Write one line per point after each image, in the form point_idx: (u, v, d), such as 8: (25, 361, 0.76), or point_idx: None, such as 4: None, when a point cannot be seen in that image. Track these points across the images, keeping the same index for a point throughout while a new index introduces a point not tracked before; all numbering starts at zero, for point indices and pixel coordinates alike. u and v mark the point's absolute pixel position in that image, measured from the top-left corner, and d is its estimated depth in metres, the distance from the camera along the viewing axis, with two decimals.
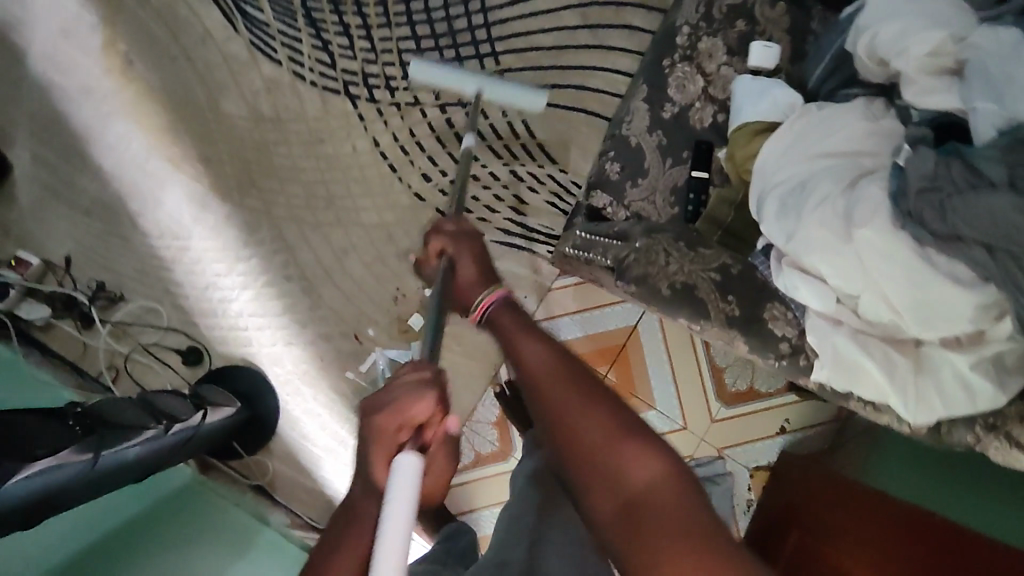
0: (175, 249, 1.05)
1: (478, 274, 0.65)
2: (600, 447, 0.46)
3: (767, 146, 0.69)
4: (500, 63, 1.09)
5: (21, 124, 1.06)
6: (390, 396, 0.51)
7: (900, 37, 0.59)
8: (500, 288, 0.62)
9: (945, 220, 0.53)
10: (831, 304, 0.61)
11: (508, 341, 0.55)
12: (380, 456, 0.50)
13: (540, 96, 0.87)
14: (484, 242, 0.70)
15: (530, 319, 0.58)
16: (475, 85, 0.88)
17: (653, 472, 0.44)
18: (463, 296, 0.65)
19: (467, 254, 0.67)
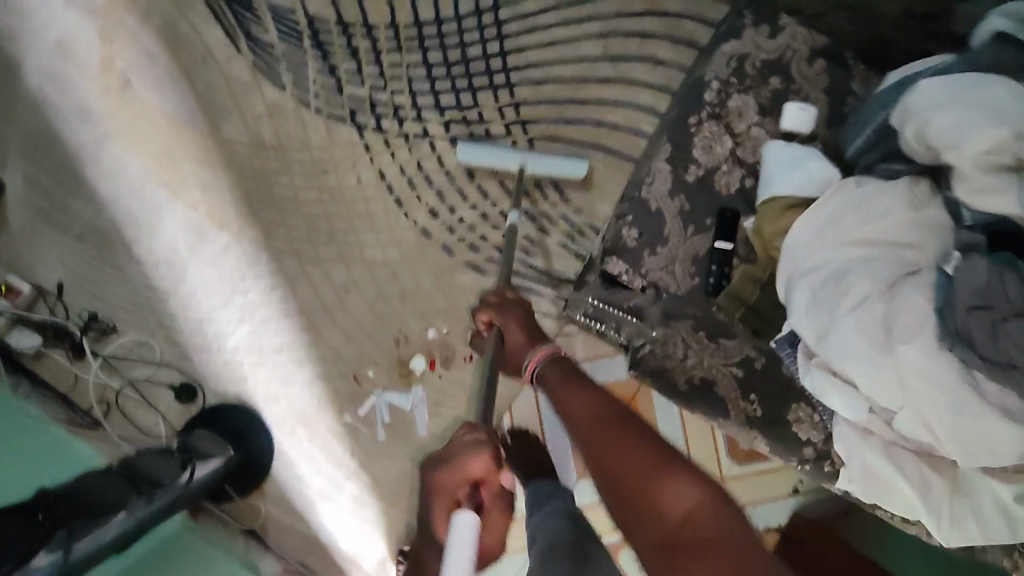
0: (170, 280, 1.01)
1: (525, 336, 0.75)
2: (647, 481, 0.52)
3: (801, 222, 0.63)
4: (514, 95, 1.04)
5: (12, 143, 1.02)
6: (451, 456, 0.61)
7: (956, 128, 0.54)
8: (547, 344, 0.71)
9: (996, 342, 0.49)
10: (864, 415, 0.56)
11: (553, 382, 0.66)
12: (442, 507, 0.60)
13: (582, 163, 0.99)
14: (528, 310, 0.79)
15: (572, 366, 0.68)
16: (519, 161, 0.99)
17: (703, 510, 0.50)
18: (514, 356, 0.75)
19: (512, 320, 0.77)
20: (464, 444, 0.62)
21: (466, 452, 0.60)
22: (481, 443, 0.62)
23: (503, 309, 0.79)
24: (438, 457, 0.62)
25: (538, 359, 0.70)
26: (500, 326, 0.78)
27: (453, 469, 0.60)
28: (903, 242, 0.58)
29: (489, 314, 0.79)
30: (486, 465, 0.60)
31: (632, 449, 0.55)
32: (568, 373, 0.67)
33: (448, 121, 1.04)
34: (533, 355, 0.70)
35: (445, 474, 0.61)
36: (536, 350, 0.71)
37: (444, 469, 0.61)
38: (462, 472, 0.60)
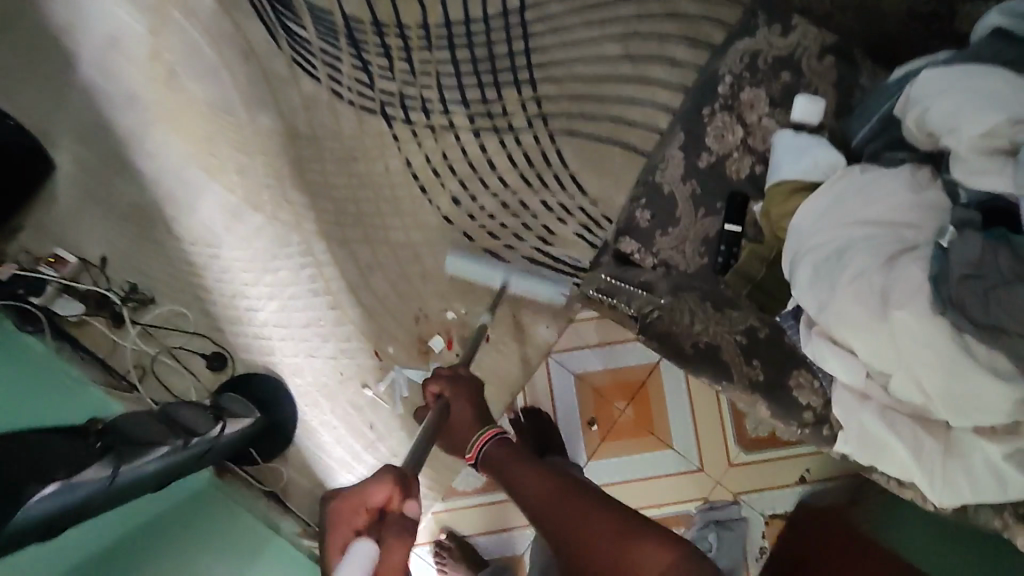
0: (207, 256, 1.07)
1: (474, 414, 0.81)
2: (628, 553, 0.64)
3: (806, 206, 0.67)
4: (537, 91, 1.09)
5: (65, 128, 1.09)
6: (358, 488, 0.62)
7: (953, 115, 0.58)
8: (494, 425, 0.80)
9: (988, 312, 0.51)
10: (861, 379, 0.60)
11: (508, 473, 0.75)
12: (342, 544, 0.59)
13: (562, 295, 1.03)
14: (477, 387, 0.85)
15: (518, 447, 0.78)
16: (502, 279, 1.03)
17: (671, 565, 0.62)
18: (459, 432, 0.81)
19: (463, 398, 0.82)
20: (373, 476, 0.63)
21: (366, 478, 0.62)
22: (381, 473, 0.63)
23: (458, 382, 0.84)
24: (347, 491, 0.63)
25: (483, 442, 0.78)
26: (450, 399, 0.82)
27: (353, 497, 0.61)
28: (903, 222, 0.62)
29: (442, 386, 0.83)
30: (387, 493, 0.62)
31: (602, 519, 0.67)
32: (514, 451, 0.76)
33: (472, 115, 1.09)
34: (478, 439, 0.78)
35: (343, 502, 0.62)
36: (482, 432, 0.79)
37: (343, 497, 0.62)
38: (363, 500, 0.61)
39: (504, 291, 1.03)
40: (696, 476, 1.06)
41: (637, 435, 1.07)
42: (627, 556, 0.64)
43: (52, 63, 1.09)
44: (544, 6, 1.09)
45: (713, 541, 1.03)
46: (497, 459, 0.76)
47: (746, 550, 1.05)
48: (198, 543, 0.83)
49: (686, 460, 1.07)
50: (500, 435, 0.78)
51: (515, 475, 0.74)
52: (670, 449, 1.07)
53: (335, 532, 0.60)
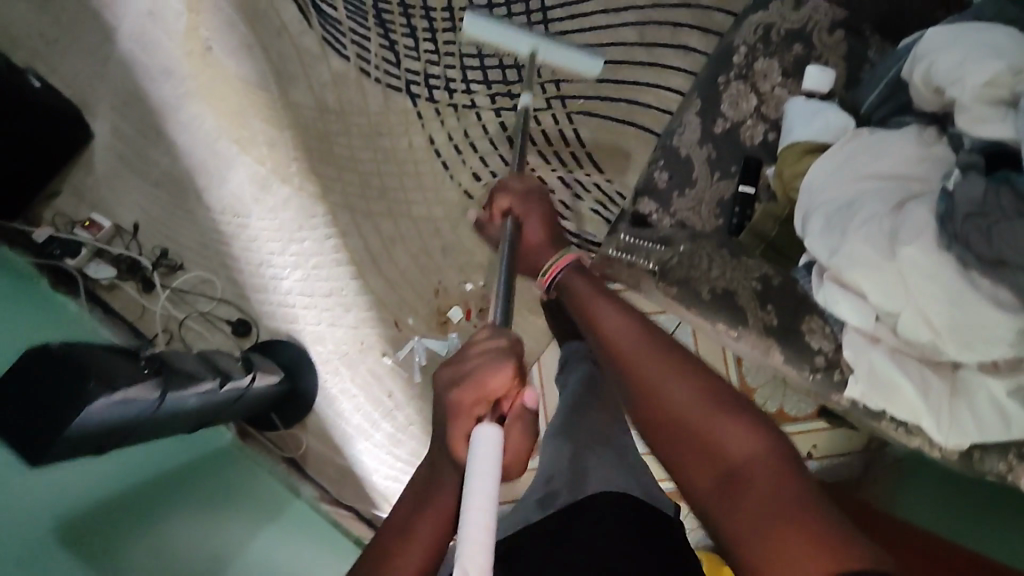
0: (235, 225, 1.11)
1: (546, 236, 0.83)
2: (699, 416, 0.54)
3: (817, 166, 0.71)
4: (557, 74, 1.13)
5: (104, 99, 1.14)
6: (470, 366, 0.56)
7: (958, 66, 0.61)
8: (569, 254, 0.77)
9: (992, 245, 0.54)
10: (871, 321, 0.62)
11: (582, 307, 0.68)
12: (461, 428, 0.56)
13: (595, 59, 0.95)
14: (547, 205, 0.87)
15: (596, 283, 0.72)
16: (530, 44, 0.96)
17: (761, 450, 0.50)
18: (532, 255, 0.83)
19: (535, 217, 0.85)
20: (486, 355, 0.57)
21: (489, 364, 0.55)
22: (500, 358, 0.56)
23: (527, 200, 0.86)
24: (457, 367, 0.57)
25: (560, 268, 0.76)
26: (520, 215, 0.85)
27: (473, 385, 0.55)
28: (910, 176, 0.65)
29: (512, 203, 0.86)
30: (509, 383, 0.56)
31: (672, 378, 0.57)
32: (599, 289, 0.70)
33: (494, 94, 1.14)
34: (554, 264, 0.76)
35: (466, 391, 0.55)
36: (558, 257, 0.77)
37: (463, 386, 0.55)
38: (484, 388, 0.55)
39: (534, 60, 0.97)
40: None
41: None
42: (716, 430, 0.52)
43: (94, 36, 1.14)
44: None
45: None
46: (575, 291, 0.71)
47: None
48: (196, 509, 0.78)
49: None
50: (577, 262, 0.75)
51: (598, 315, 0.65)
52: None
53: (455, 422, 0.56)
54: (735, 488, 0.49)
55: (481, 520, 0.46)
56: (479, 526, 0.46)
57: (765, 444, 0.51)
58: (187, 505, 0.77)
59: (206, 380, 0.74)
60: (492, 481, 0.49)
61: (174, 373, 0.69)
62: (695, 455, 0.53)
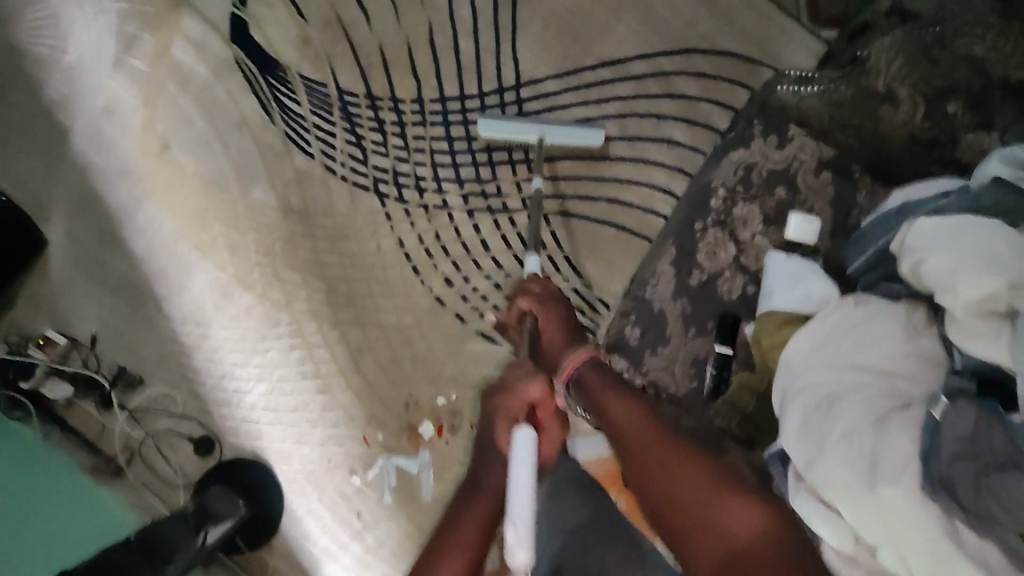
0: (195, 335, 1.06)
1: (562, 338, 0.84)
2: (705, 500, 0.57)
3: (797, 340, 0.65)
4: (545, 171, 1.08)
5: (60, 202, 1.08)
6: (511, 382, 0.71)
7: (949, 274, 0.55)
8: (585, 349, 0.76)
9: (979, 498, 0.50)
10: (850, 543, 0.57)
11: (594, 396, 0.70)
12: (503, 426, 0.69)
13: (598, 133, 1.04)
14: (565, 305, 0.87)
15: (611, 374, 0.73)
16: (538, 133, 1.03)
17: (757, 525, 0.54)
18: (548, 353, 0.84)
19: (552, 317, 0.85)
20: (523, 374, 0.72)
21: (523, 378, 0.70)
22: (535, 373, 0.72)
23: (546, 303, 0.87)
24: (501, 385, 0.73)
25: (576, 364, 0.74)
26: (538, 317, 0.86)
27: (512, 395, 0.70)
28: (897, 372, 0.60)
29: (531, 301, 0.87)
30: (543, 389, 0.71)
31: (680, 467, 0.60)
32: (607, 377, 0.72)
33: (466, 193, 1.09)
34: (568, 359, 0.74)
35: (506, 398, 0.70)
36: (570, 355, 0.75)
37: (505, 395, 0.71)
38: (522, 397, 0.70)
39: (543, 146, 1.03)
40: None
41: None
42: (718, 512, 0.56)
43: (47, 134, 1.08)
44: (540, 82, 1.09)
45: None
46: (589, 381, 0.72)
47: None
48: None
49: None
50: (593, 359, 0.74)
51: (601, 398, 0.69)
52: None
53: (499, 423, 0.70)
54: (738, 568, 0.52)
55: (523, 498, 0.57)
56: (524, 506, 0.56)
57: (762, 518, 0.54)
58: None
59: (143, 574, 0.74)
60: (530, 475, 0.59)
61: None
62: (699, 535, 0.56)
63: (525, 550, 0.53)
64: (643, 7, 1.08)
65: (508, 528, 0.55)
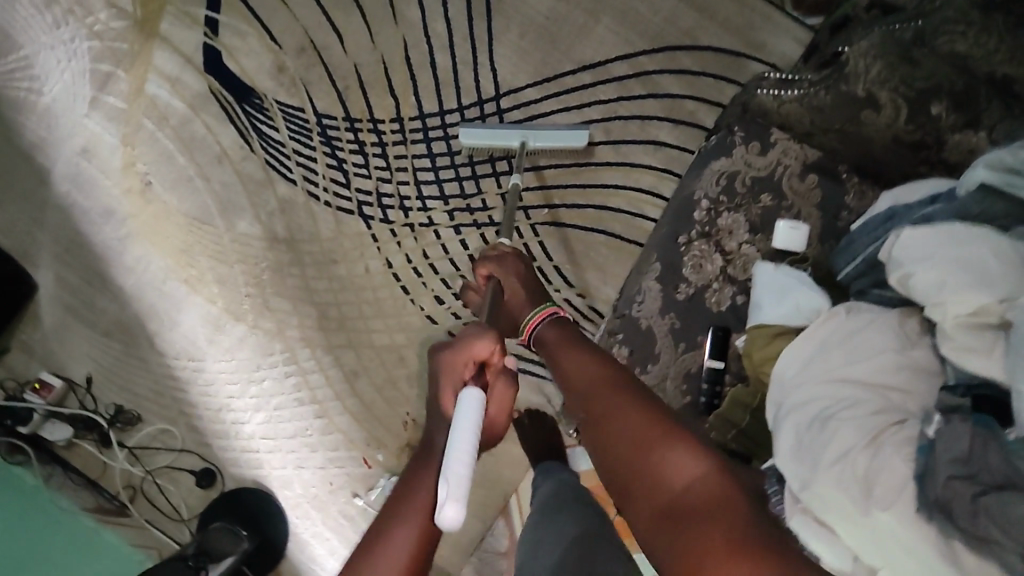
0: (189, 369, 1.06)
1: (524, 289, 0.82)
2: (647, 447, 0.54)
3: (790, 354, 0.65)
4: (540, 177, 1.07)
5: (45, 247, 1.07)
6: (459, 340, 0.66)
7: (937, 288, 0.54)
8: (549, 307, 0.77)
9: (977, 520, 0.48)
10: (849, 563, 0.56)
11: (554, 352, 0.70)
12: (448, 386, 0.64)
13: (582, 133, 1.01)
14: (524, 263, 0.85)
15: (569, 333, 0.72)
16: (519, 137, 1.00)
17: (702, 478, 0.51)
18: (511, 311, 0.82)
19: (511, 273, 0.83)
20: (472, 330, 0.67)
21: (471, 336, 0.64)
22: (485, 330, 0.66)
23: (503, 261, 0.85)
24: (447, 342, 0.67)
25: (538, 322, 0.76)
26: (500, 279, 0.83)
27: (459, 351, 0.65)
28: (891, 385, 0.59)
29: (490, 268, 0.85)
30: (491, 348, 0.65)
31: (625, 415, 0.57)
32: (568, 335, 0.71)
33: (452, 209, 1.07)
34: (534, 317, 0.76)
35: (452, 355, 0.65)
36: (536, 312, 0.77)
37: (451, 351, 0.65)
38: (468, 354, 0.64)
39: (526, 149, 1.01)
40: None
41: None
42: (662, 460, 0.53)
43: (28, 180, 1.08)
44: (519, 92, 1.07)
45: None
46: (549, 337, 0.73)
47: None
48: None
49: None
50: (556, 315, 0.76)
51: (565, 355, 0.67)
52: None
53: (445, 381, 0.64)
54: (675, 518, 0.49)
55: (462, 454, 0.52)
56: (461, 461, 0.51)
57: (706, 471, 0.51)
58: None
59: None
60: (473, 433, 0.54)
61: None
62: (637, 483, 0.53)
63: (455, 505, 0.48)
64: (621, 8, 1.06)
65: (441, 482, 0.50)
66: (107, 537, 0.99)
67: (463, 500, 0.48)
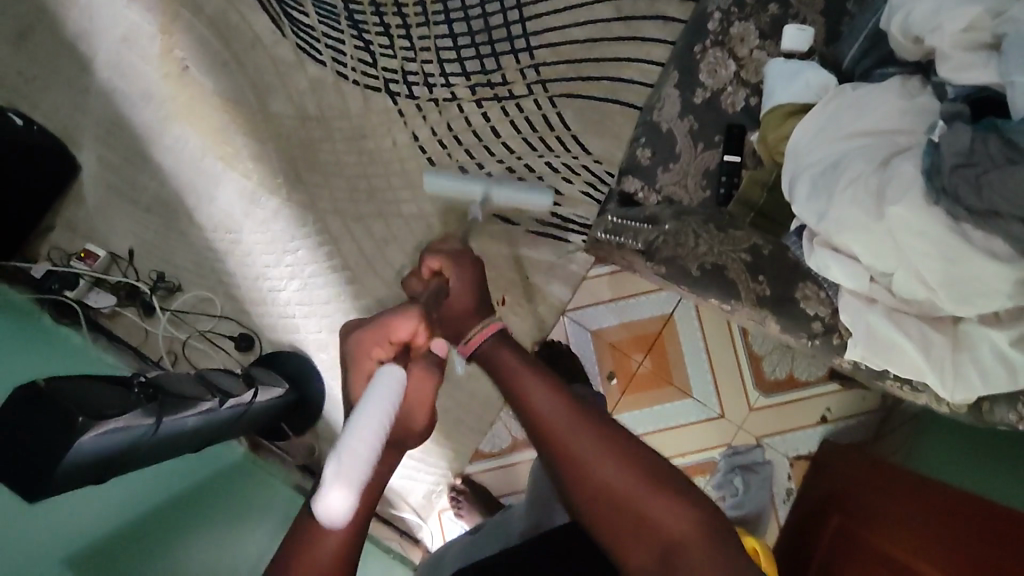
0: (228, 242, 1.12)
1: (474, 300, 0.72)
2: (639, 502, 0.54)
3: (798, 128, 0.68)
4: (535, 58, 1.11)
5: (88, 130, 1.13)
6: (377, 320, 0.64)
7: (936, 14, 0.60)
8: (496, 321, 0.69)
9: (981, 196, 0.53)
10: (866, 283, 0.62)
11: (511, 385, 0.62)
12: (362, 370, 0.62)
13: (546, 195, 0.86)
14: (481, 267, 0.76)
15: (527, 355, 0.65)
16: (482, 188, 0.85)
17: (695, 529, 0.53)
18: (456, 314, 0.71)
19: (464, 279, 0.74)
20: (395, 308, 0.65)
21: (392, 313, 0.63)
22: (410, 307, 0.65)
23: (459, 261, 0.75)
24: (366, 323, 0.66)
25: (484, 335, 0.67)
26: (450, 278, 0.73)
27: (378, 331, 0.63)
28: (895, 129, 0.62)
29: (441, 261, 0.74)
30: (413, 328, 0.63)
31: (614, 471, 0.55)
32: (523, 361, 0.64)
33: (473, 85, 1.10)
34: (477, 334, 0.67)
35: (370, 333, 0.63)
36: (482, 326, 0.68)
37: (369, 331, 0.63)
38: (388, 333, 0.63)
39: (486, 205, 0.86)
40: (717, 423, 1.09)
41: (655, 386, 1.11)
42: (652, 513, 0.54)
43: (71, 68, 1.13)
44: None
45: (739, 483, 1.07)
46: (501, 364, 0.65)
47: (772, 493, 1.07)
48: (223, 514, 0.87)
49: (705, 408, 1.10)
50: (504, 330, 0.68)
51: (526, 394, 0.60)
52: (689, 396, 1.10)
53: (360, 362, 0.63)
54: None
55: (365, 428, 0.47)
56: (364, 441, 0.46)
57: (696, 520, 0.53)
58: (171, 556, 0.74)
59: (206, 400, 0.77)
60: (385, 408, 0.50)
61: (167, 397, 0.71)
62: (632, 543, 0.54)
63: (343, 491, 0.43)
64: None
65: (331, 459, 0.45)
66: (81, 347, 1.01)
67: (354, 490, 0.44)
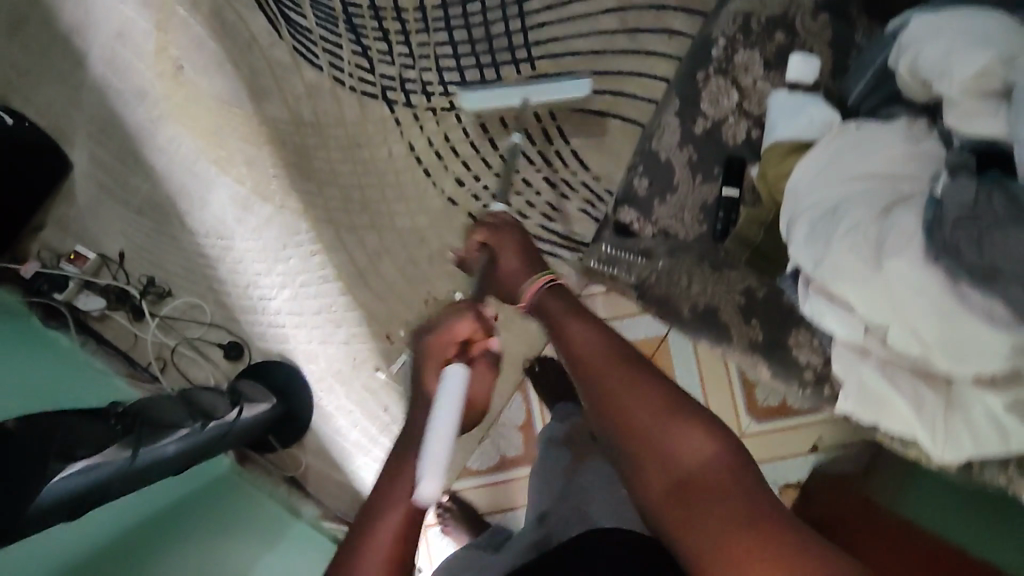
0: (220, 248, 1.11)
1: (520, 261, 0.71)
2: (661, 426, 0.54)
3: (802, 164, 0.66)
4: (535, 68, 1.09)
5: (80, 127, 1.12)
6: (440, 321, 0.63)
7: (946, 59, 0.59)
8: (546, 275, 0.68)
9: (980, 252, 0.53)
10: (860, 334, 0.61)
11: (554, 324, 0.64)
12: (432, 366, 0.61)
13: (583, 85, 1.00)
14: (522, 233, 0.76)
15: (574, 300, 0.65)
16: (520, 96, 0.99)
17: (714, 453, 0.52)
18: (507, 281, 0.71)
19: (509, 246, 0.73)
20: (454, 311, 0.64)
21: (453, 317, 0.62)
22: (468, 308, 0.64)
23: (500, 231, 0.75)
24: (428, 325, 0.64)
25: (539, 287, 0.67)
26: (496, 250, 0.74)
27: (442, 332, 0.62)
28: (900, 173, 0.60)
29: (487, 235, 0.75)
30: (473, 327, 0.63)
31: (638, 399, 0.55)
32: (570, 304, 0.64)
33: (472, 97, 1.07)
34: (532, 285, 0.67)
35: (434, 336, 0.62)
36: (533, 280, 0.68)
37: (433, 333, 0.62)
38: (451, 334, 0.62)
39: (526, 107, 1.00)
40: None
41: None
42: (672, 437, 0.53)
43: (65, 64, 1.11)
44: None
45: None
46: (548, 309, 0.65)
47: None
48: (212, 526, 0.86)
49: None
50: (555, 284, 0.67)
51: (565, 330, 0.62)
52: None
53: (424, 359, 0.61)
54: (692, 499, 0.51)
55: (442, 429, 0.47)
56: (442, 443, 0.46)
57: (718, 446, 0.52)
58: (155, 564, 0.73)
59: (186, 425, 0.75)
60: (456, 404, 0.50)
61: (143, 426, 0.70)
62: (650, 465, 0.54)
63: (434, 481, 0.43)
64: None
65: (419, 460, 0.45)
66: (70, 349, 1.02)
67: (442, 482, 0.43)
